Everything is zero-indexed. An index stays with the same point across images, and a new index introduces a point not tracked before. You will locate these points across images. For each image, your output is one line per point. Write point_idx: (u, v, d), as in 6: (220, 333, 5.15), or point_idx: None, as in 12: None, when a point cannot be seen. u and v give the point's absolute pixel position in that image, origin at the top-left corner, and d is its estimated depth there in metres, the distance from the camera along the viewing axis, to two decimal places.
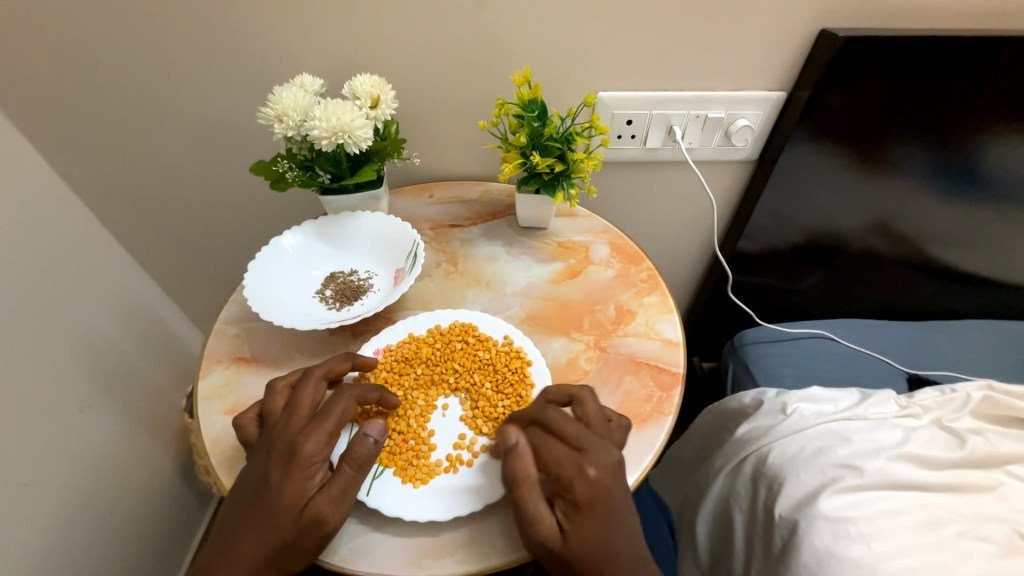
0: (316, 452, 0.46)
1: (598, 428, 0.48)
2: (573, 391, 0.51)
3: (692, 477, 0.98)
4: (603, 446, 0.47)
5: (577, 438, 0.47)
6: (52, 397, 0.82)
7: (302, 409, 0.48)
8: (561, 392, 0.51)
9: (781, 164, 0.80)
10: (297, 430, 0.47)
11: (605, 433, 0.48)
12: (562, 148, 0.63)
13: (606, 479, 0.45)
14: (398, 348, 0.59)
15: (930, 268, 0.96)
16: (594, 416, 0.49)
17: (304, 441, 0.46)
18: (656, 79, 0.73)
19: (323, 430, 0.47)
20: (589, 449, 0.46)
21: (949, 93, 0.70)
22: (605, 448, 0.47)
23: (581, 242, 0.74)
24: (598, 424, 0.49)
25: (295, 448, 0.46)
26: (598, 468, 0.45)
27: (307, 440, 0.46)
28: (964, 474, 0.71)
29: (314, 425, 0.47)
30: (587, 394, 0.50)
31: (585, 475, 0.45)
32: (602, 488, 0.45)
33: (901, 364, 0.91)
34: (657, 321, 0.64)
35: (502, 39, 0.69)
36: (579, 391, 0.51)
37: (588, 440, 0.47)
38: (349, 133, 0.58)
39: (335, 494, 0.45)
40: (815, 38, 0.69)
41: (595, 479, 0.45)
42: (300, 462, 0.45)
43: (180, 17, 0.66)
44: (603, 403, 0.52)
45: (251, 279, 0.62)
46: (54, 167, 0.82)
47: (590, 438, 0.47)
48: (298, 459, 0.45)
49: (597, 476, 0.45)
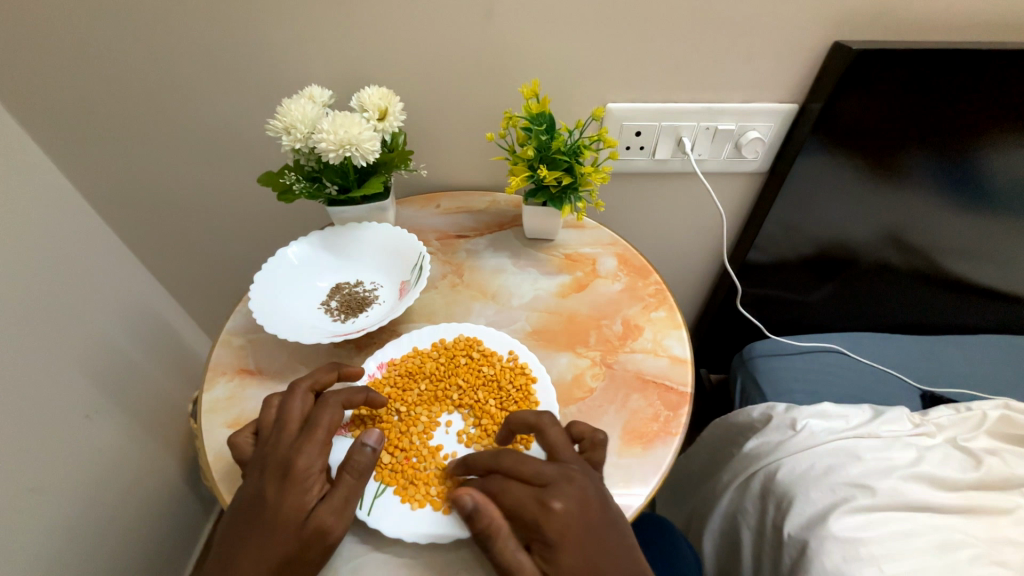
0: (311, 465, 0.46)
1: (564, 453, 0.48)
2: (531, 421, 0.50)
3: (699, 492, 0.96)
4: (566, 475, 0.46)
5: (535, 473, 0.47)
6: (62, 402, 0.83)
7: (292, 422, 0.48)
8: (519, 423, 0.50)
9: (793, 175, 0.78)
10: (290, 444, 0.47)
11: (570, 458, 0.48)
12: (570, 161, 0.63)
13: (575, 510, 0.45)
14: (402, 362, 0.59)
15: (944, 281, 0.94)
16: (558, 442, 0.48)
17: (298, 455, 0.46)
18: (665, 91, 0.73)
19: (315, 441, 0.47)
20: (552, 483, 0.46)
21: (963, 106, 0.69)
22: (568, 477, 0.46)
23: (588, 254, 0.73)
24: (564, 450, 0.48)
25: (290, 463, 0.46)
26: (565, 500, 0.45)
27: (301, 454, 0.46)
28: (978, 495, 0.69)
29: (305, 437, 0.47)
30: (545, 421, 0.49)
31: (552, 510, 0.45)
32: (574, 519, 0.45)
33: (915, 380, 0.89)
34: (665, 337, 0.63)
35: (511, 50, 0.69)
36: (536, 419, 0.49)
37: (546, 473, 0.46)
38: (356, 146, 0.58)
39: (337, 504, 0.45)
40: (827, 50, 0.68)
41: (562, 511, 0.44)
42: (296, 476, 0.45)
43: (191, 29, 0.67)
44: (571, 423, 0.51)
45: (257, 291, 0.62)
46: (68, 175, 0.83)
47: (550, 471, 0.47)
48: (295, 473, 0.45)
49: (563, 507, 0.45)
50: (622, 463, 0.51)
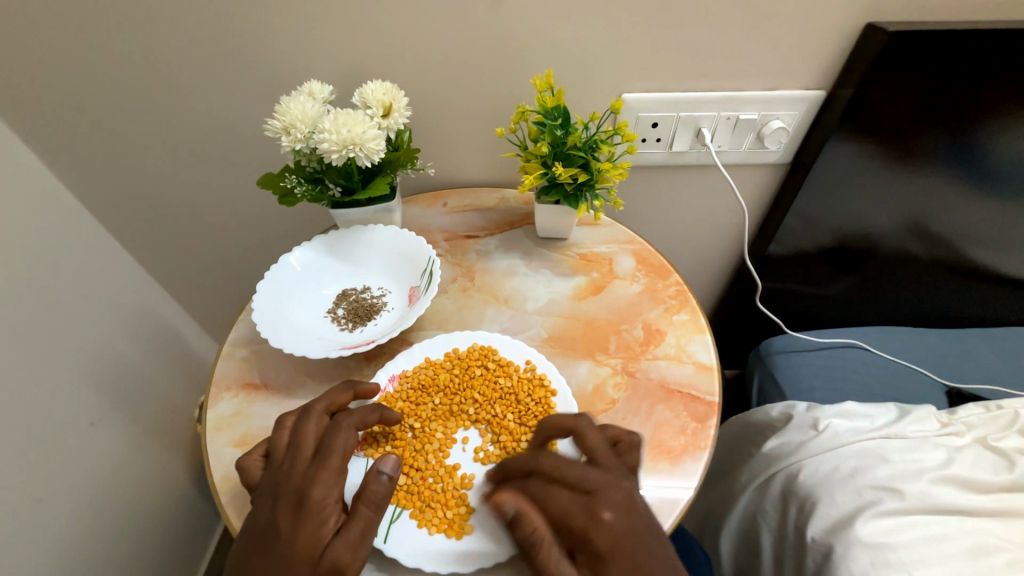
0: (326, 495, 0.43)
1: (606, 458, 0.46)
2: (571, 424, 0.48)
3: (716, 492, 0.94)
4: (611, 481, 0.44)
5: (579, 479, 0.44)
6: (66, 413, 0.81)
7: (306, 448, 0.46)
8: (557, 426, 0.48)
9: (818, 166, 0.75)
10: (304, 472, 0.45)
11: (614, 463, 0.46)
12: (586, 157, 0.59)
13: (623, 518, 0.42)
14: (414, 374, 0.56)
15: (971, 272, 0.91)
16: (598, 446, 0.46)
17: (313, 484, 0.43)
18: (685, 80, 0.69)
19: (330, 469, 0.44)
20: (597, 489, 0.44)
21: (1005, 90, 0.64)
22: (613, 483, 0.44)
23: (604, 253, 0.70)
24: (606, 455, 0.46)
25: (304, 493, 0.43)
26: (611, 507, 0.43)
27: (316, 484, 0.43)
28: (1012, 498, 0.66)
29: (319, 465, 0.44)
30: (584, 424, 0.47)
31: (599, 519, 0.42)
32: (623, 529, 0.42)
33: (941, 376, 0.86)
34: (688, 342, 0.60)
35: (521, 39, 0.65)
36: (575, 422, 0.47)
37: (591, 479, 0.44)
38: (360, 146, 0.55)
39: (353, 538, 0.43)
40: (859, 33, 0.64)
41: (608, 519, 0.42)
42: (310, 508, 0.43)
43: (184, 21, 0.63)
44: (605, 425, 0.49)
45: (260, 301, 0.59)
46: (59, 176, 0.79)
47: (594, 476, 0.44)
48: (309, 504, 0.43)
49: (609, 514, 0.42)
50: (651, 481, 0.49)
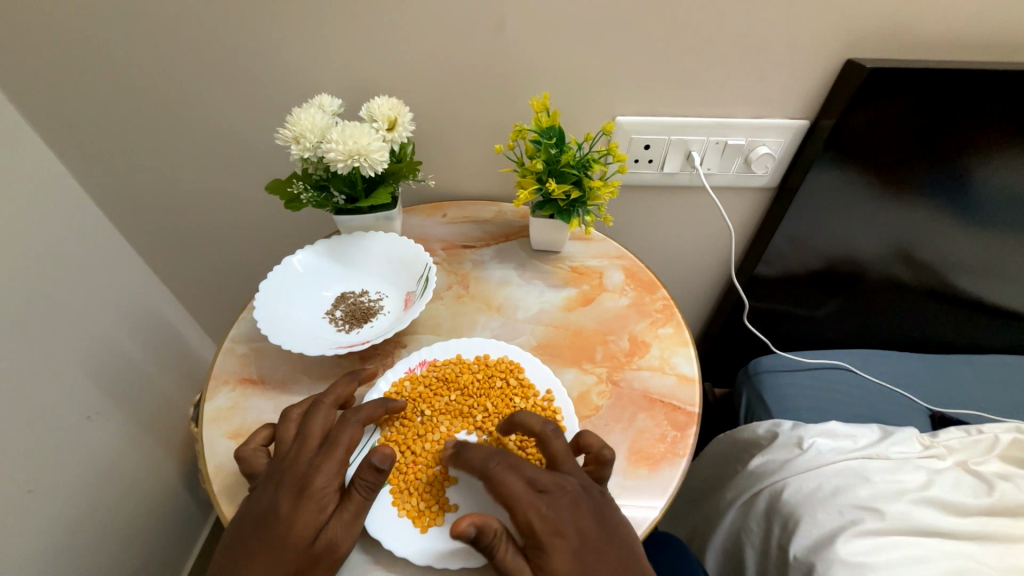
0: (328, 483, 0.46)
1: (564, 464, 0.48)
2: (535, 428, 0.50)
3: (702, 510, 0.95)
4: (560, 484, 0.46)
5: (534, 479, 0.46)
6: (64, 405, 0.83)
7: (313, 439, 0.49)
8: (523, 429, 0.50)
9: (802, 192, 0.78)
10: (308, 461, 0.47)
11: (572, 469, 0.48)
12: (578, 174, 0.62)
13: (567, 517, 0.45)
14: (442, 366, 0.60)
15: (954, 299, 0.93)
16: (560, 452, 0.48)
17: (316, 473, 0.46)
18: (674, 106, 0.73)
19: (334, 460, 0.47)
20: (548, 490, 0.46)
21: (980, 125, 0.68)
22: (561, 486, 0.46)
23: (594, 267, 0.73)
24: (565, 462, 0.48)
25: (307, 480, 0.46)
26: (556, 507, 0.45)
27: (319, 473, 0.46)
28: (992, 522, 0.66)
29: (324, 455, 0.47)
30: (548, 432, 0.49)
31: (543, 516, 0.45)
32: (568, 527, 0.44)
33: (925, 400, 0.88)
34: (672, 355, 0.63)
35: (520, 63, 0.69)
36: (541, 428, 0.49)
37: (543, 480, 0.46)
38: (365, 156, 0.58)
39: (347, 519, 0.46)
40: (840, 67, 0.67)
41: (551, 518, 0.45)
42: (313, 494, 0.45)
43: (205, 36, 0.67)
44: (582, 433, 0.50)
45: (262, 299, 0.62)
46: (76, 176, 0.83)
47: (546, 479, 0.47)
48: (312, 490, 0.45)
49: (552, 513, 0.45)
50: (628, 484, 0.51)
